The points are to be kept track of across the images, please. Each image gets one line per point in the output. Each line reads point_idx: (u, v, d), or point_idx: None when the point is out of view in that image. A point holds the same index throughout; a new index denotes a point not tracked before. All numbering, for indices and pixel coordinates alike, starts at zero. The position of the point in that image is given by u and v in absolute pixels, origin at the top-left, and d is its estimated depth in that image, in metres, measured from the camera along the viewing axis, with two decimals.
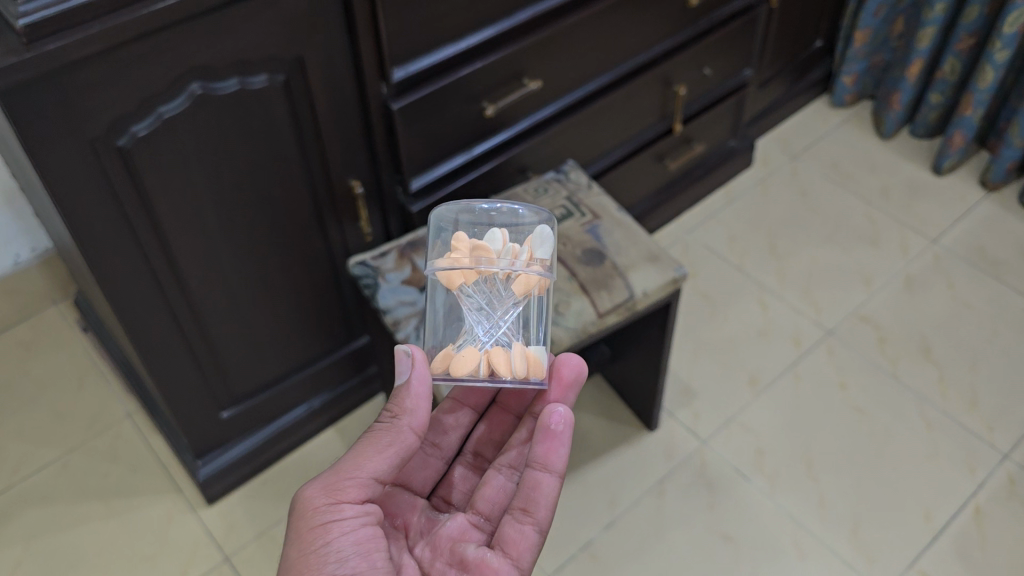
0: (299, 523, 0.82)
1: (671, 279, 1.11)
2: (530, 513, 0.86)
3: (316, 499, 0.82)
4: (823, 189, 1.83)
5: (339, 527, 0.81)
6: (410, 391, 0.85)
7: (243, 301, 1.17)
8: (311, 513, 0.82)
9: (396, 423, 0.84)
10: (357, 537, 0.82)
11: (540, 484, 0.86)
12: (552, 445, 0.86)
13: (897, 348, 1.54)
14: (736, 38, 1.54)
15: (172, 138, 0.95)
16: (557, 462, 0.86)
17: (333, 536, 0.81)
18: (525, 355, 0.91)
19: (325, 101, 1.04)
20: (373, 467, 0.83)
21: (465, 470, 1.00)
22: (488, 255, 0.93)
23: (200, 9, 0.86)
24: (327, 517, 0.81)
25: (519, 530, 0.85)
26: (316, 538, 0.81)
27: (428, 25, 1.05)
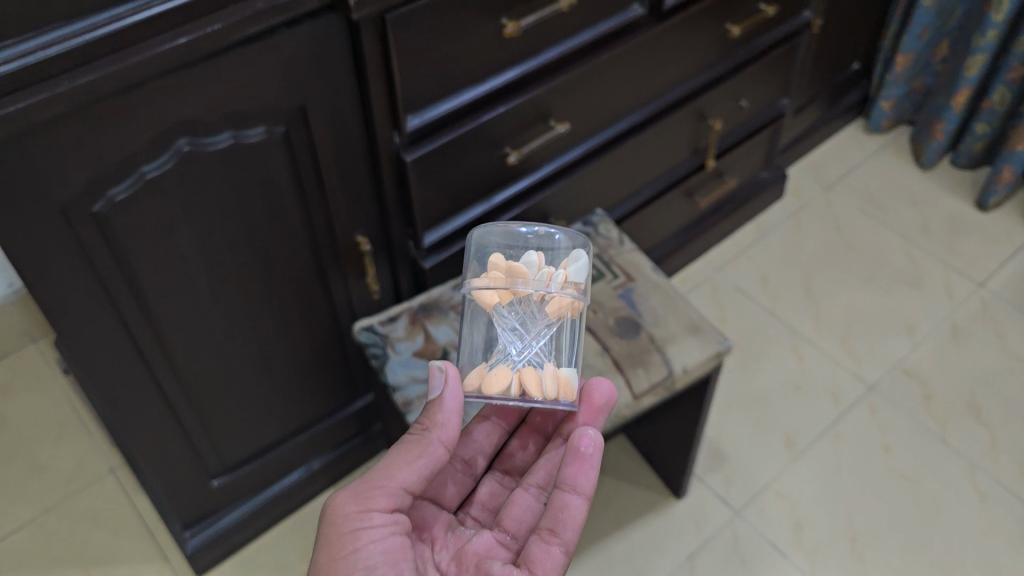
0: (328, 532, 0.77)
1: (715, 353, 1.00)
2: (557, 534, 0.78)
3: (345, 506, 0.77)
4: (860, 223, 1.71)
5: (367, 537, 0.76)
6: (440, 404, 0.80)
7: (237, 366, 1.05)
8: (340, 521, 0.77)
9: (427, 435, 0.80)
10: (385, 547, 0.77)
11: (568, 504, 0.78)
12: (582, 467, 0.79)
13: (943, 409, 1.43)
14: (775, 66, 1.41)
15: (156, 200, 0.83)
16: (586, 484, 0.79)
17: (362, 543, 0.76)
18: (559, 375, 0.83)
19: (329, 153, 0.92)
20: (402, 479, 0.78)
21: (495, 487, 0.92)
22: (522, 276, 0.86)
23: (186, 59, 0.75)
24: (356, 525, 0.76)
25: (544, 549, 0.77)
26: (345, 546, 0.76)
27: (447, 68, 0.92)
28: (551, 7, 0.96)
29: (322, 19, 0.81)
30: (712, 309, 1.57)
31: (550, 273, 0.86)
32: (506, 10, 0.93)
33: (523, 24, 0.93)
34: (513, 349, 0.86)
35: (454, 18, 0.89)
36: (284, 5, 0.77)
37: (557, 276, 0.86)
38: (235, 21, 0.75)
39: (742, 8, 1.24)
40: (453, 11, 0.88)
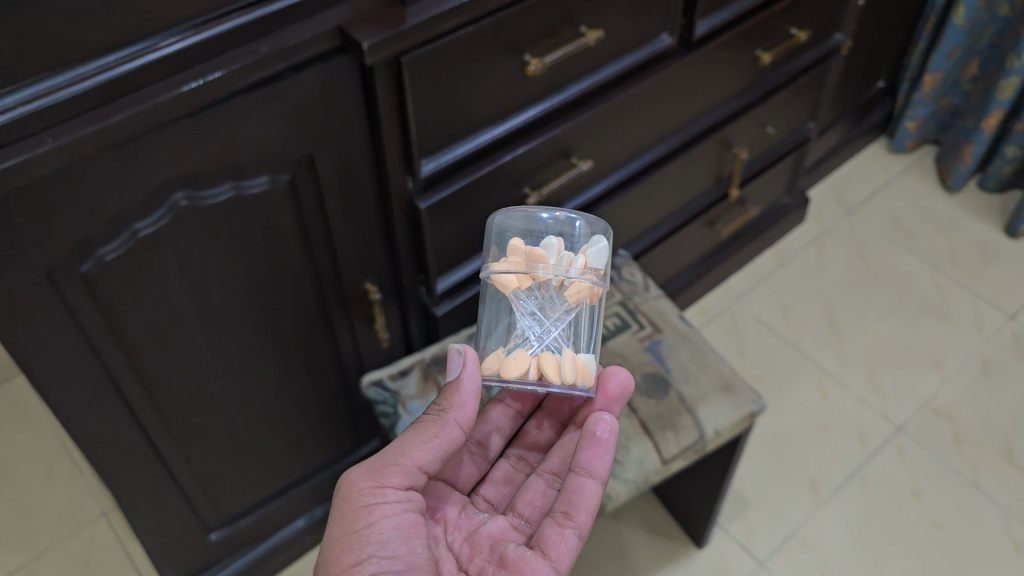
0: (342, 507, 0.75)
1: (748, 413, 0.93)
2: (571, 517, 0.77)
3: (360, 482, 0.75)
4: (885, 249, 1.64)
5: (382, 513, 0.73)
6: (458, 386, 0.79)
7: (238, 420, 0.99)
8: (354, 495, 0.74)
9: (443, 416, 0.78)
10: (399, 522, 0.74)
11: (583, 487, 0.78)
12: (596, 452, 0.78)
13: (975, 450, 1.36)
14: (803, 91, 1.34)
15: (151, 258, 0.76)
16: (601, 469, 0.78)
17: (376, 517, 0.73)
18: (578, 362, 0.81)
19: (337, 201, 0.85)
20: (418, 457, 0.76)
21: (508, 472, 0.90)
22: (542, 261, 0.82)
23: (184, 111, 0.68)
24: (370, 499, 0.74)
25: (558, 533, 0.77)
26: (359, 519, 0.73)
27: (465, 108, 0.86)
28: (578, 41, 0.89)
29: (332, 62, 0.74)
30: (732, 341, 1.50)
31: (570, 261, 0.83)
32: (529, 46, 0.87)
33: (547, 61, 0.87)
34: (531, 334, 0.84)
35: (474, 56, 0.82)
36: (291, 48, 0.71)
37: (576, 262, 0.83)
38: (238, 68, 0.69)
39: (772, 34, 1.17)
40: (474, 49, 0.81)
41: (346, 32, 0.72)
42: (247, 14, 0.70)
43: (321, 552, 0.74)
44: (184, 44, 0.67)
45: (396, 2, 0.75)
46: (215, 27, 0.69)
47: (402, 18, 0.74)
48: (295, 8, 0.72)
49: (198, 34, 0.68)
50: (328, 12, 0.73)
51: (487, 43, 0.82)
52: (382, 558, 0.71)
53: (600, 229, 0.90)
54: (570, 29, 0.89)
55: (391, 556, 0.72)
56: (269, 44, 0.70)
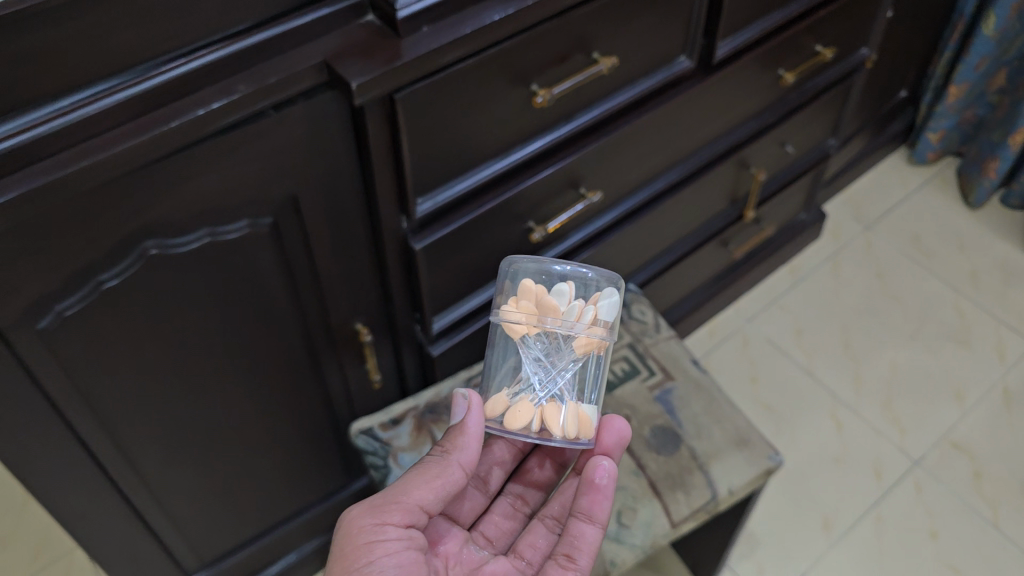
0: (340, 545, 0.69)
1: (765, 471, 0.87)
2: (574, 560, 0.72)
3: (360, 519, 0.70)
4: (903, 269, 1.57)
5: (383, 552, 0.68)
6: (463, 425, 0.74)
7: (217, 465, 0.92)
8: (354, 532, 0.69)
9: (446, 456, 0.73)
10: (400, 561, 0.68)
11: (584, 532, 0.73)
12: (596, 498, 0.73)
13: (995, 488, 1.29)
14: (825, 108, 1.26)
15: (117, 309, 0.70)
16: (601, 515, 0.73)
17: (377, 555, 0.68)
18: (582, 414, 0.76)
19: (323, 242, 0.78)
20: (420, 496, 0.71)
21: (508, 509, 0.85)
22: (552, 313, 0.76)
23: (151, 156, 0.61)
24: (371, 536, 0.69)
25: (559, 574, 0.71)
26: (359, 557, 0.68)
27: (465, 144, 0.78)
28: (589, 69, 0.83)
29: (318, 99, 0.67)
30: (743, 366, 1.44)
31: (580, 314, 0.76)
32: (536, 75, 0.79)
33: (555, 91, 0.81)
34: (535, 380, 0.77)
35: (476, 88, 0.75)
36: (271, 87, 0.63)
37: (587, 315, 0.76)
38: (211, 110, 0.62)
39: (795, 52, 1.09)
40: (475, 80, 0.74)
41: (333, 68, 0.65)
42: (222, 48, 0.62)
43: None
44: (151, 84, 0.60)
45: (390, 32, 0.68)
46: (185, 63, 0.61)
47: (396, 52, 0.66)
48: (277, 40, 0.65)
49: (166, 72, 0.61)
50: (314, 44, 0.66)
51: (489, 74, 0.75)
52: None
53: (614, 280, 0.81)
54: (581, 55, 0.82)
55: None
56: (247, 82, 0.63)
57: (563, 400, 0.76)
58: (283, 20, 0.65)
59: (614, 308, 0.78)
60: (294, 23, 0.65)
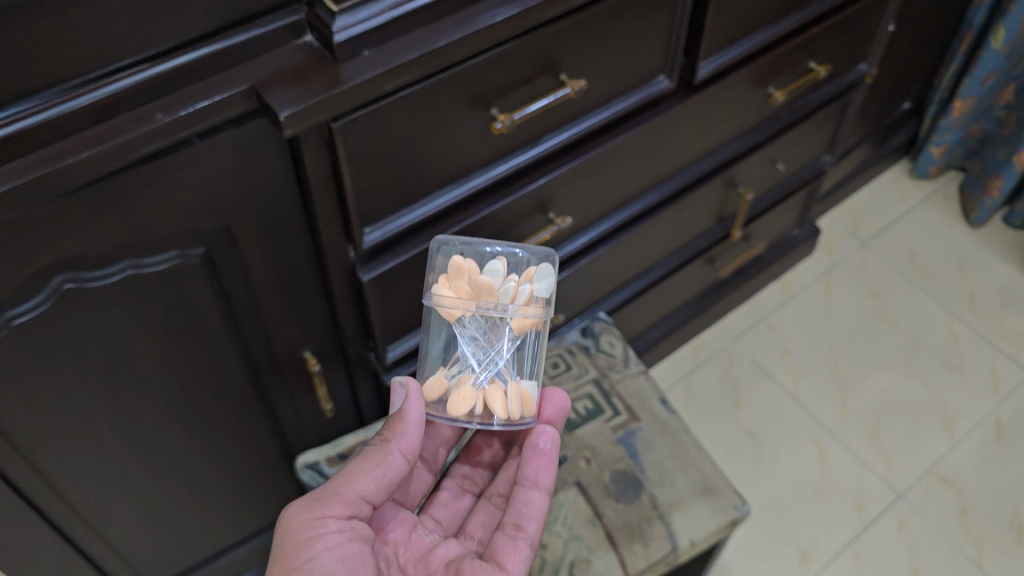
0: (279, 545, 0.65)
1: (730, 521, 0.82)
2: (522, 528, 0.69)
3: (298, 515, 0.65)
4: (898, 289, 1.52)
5: (324, 546, 0.64)
6: (401, 412, 0.70)
7: (161, 497, 0.88)
8: (292, 529, 0.65)
9: (384, 444, 0.69)
10: (343, 553, 0.64)
11: (531, 499, 0.70)
12: (541, 463, 0.72)
13: (981, 526, 1.24)
14: (819, 125, 1.20)
15: (34, 349, 0.64)
16: (547, 480, 0.71)
17: (318, 549, 0.63)
18: (524, 393, 0.73)
19: (264, 272, 0.74)
20: (361, 486, 0.67)
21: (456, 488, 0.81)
22: (487, 294, 0.71)
23: (54, 192, 0.55)
24: (310, 532, 0.64)
25: (507, 544, 0.68)
26: (299, 554, 0.63)
27: (416, 170, 0.74)
28: (556, 91, 0.77)
29: (248, 126, 0.62)
30: (727, 388, 1.39)
31: (514, 296, 0.72)
32: (496, 98, 0.74)
33: (517, 116, 0.75)
34: (474, 363, 0.74)
35: (427, 114, 0.70)
36: (193, 115, 0.58)
37: (521, 295, 0.72)
38: (125, 140, 0.55)
39: (787, 69, 1.03)
40: (426, 106, 0.69)
41: (262, 95, 0.59)
42: (139, 72, 0.56)
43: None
44: (56, 112, 0.54)
45: (328, 56, 0.62)
46: (96, 89, 0.55)
47: (334, 79, 0.61)
48: (201, 63, 0.59)
49: (73, 99, 0.54)
50: (243, 67, 0.61)
51: (442, 99, 0.70)
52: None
53: (548, 256, 0.76)
54: (548, 77, 0.76)
55: None
56: (165, 110, 0.57)
57: (504, 381, 0.73)
58: (209, 41, 0.58)
59: (548, 280, 0.73)
60: (221, 45, 0.59)
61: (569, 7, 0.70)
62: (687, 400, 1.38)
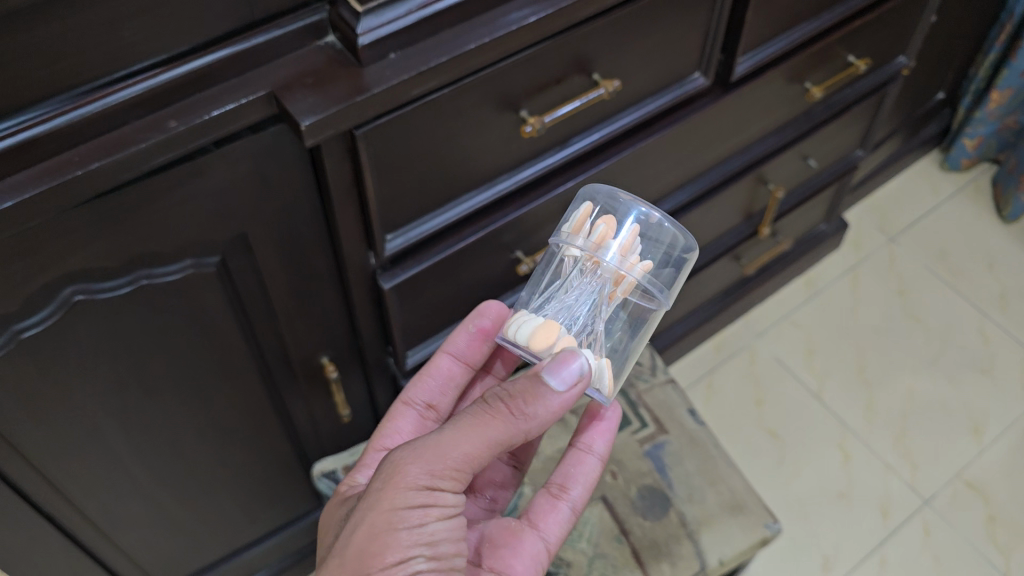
0: (382, 492, 0.53)
1: (760, 540, 0.79)
2: (566, 490, 0.64)
3: (415, 472, 0.53)
4: (926, 287, 1.48)
5: (433, 523, 0.53)
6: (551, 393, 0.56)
7: (175, 504, 0.85)
8: (401, 487, 0.52)
9: (523, 411, 0.55)
10: (452, 531, 0.54)
11: (581, 461, 0.65)
12: (598, 427, 0.67)
13: (1010, 536, 1.21)
14: (853, 121, 1.15)
15: (43, 364, 0.61)
16: (603, 446, 0.66)
17: (431, 523, 0.53)
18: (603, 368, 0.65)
19: (281, 280, 0.71)
20: (482, 455, 0.54)
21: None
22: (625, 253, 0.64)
23: (63, 207, 0.51)
24: (425, 502, 0.52)
25: (548, 504, 0.63)
26: (409, 519, 0.52)
27: (440, 175, 0.70)
28: (589, 92, 0.73)
29: (266, 132, 0.59)
30: (749, 387, 1.36)
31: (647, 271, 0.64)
32: (526, 100, 0.70)
33: (548, 119, 0.71)
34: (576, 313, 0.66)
35: (453, 117, 0.66)
36: (209, 123, 0.54)
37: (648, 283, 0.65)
38: (137, 151, 0.52)
39: (825, 64, 0.98)
40: (453, 109, 0.65)
41: (281, 102, 0.56)
42: (150, 77, 0.53)
43: (345, 537, 0.53)
44: (63, 121, 0.51)
45: (351, 58, 0.59)
46: (105, 96, 0.52)
47: (357, 84, 0.58)
48: (218, 67, 0.55)
49: (80, 107, 0.51)
50: (261, 71, 0.57)
51: (470, 103, 0.66)
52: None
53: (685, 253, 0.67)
54: (580, 78, 0.73)
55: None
56: (179, 118, 0.54)
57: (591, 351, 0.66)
58: (224, 44, 0.55)
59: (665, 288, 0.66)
60: (238, 47, 0.55)
61: (605, 5, 0.66)
62: (709, 399, 1.35)
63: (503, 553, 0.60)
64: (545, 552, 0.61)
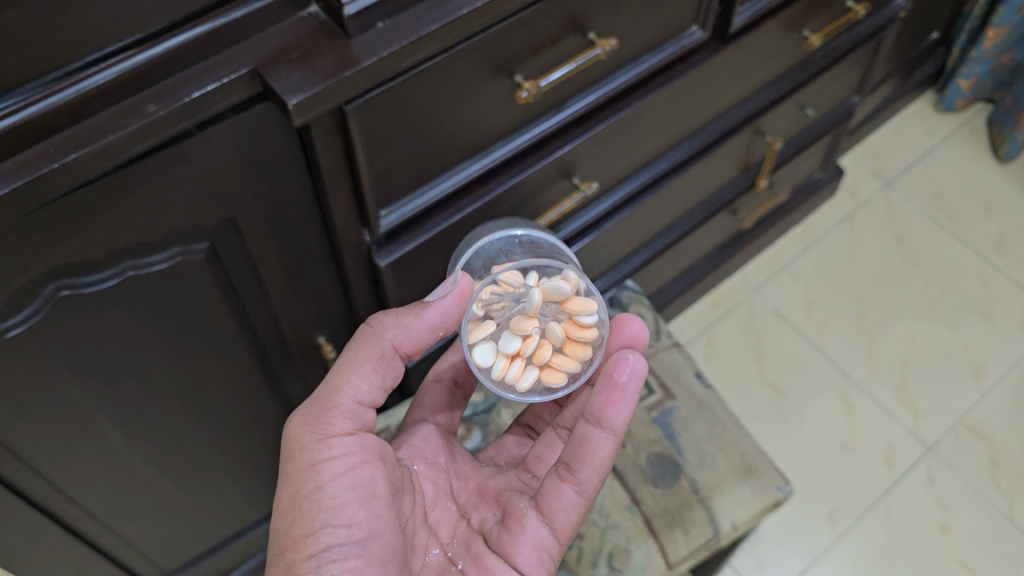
0: (284, 466, 0.61)
1: (772, 501, 0.82)
2: (572, 472, 0.61)
3: (300, 436, 0.61)
4: (923, 232, 1.46)
5: (327, 472, 0.59)
6: (419, 305, 0.65)
7: (178, 490, 0.84)
8: (294, 453, 0.60)
9: (380, 331, 0.63)
10: (354, 481, 0.60)
11: (591, 440, 0.60)
12: (611, 399, 0.60)
13: (1013, 479, 1.22)
14: (851, 67, 1.12)
15: (32, 365, 0.59)
16: (614, 420, 0.60)
17: (326, 478, 0.59)
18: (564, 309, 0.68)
19: (274, 262, 0.68)
20: (357, 392, 0.62)
21: (520, 442, 0.80)
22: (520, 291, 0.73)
23: (41, 202, 0.48)
24: (315, 457, 0.60)
25: (554, 487, 0.62)
26: (306, 483, 0.59)
27: (435, 147, 0.68)
28: (586, 53, 0.70)
29: (251, 112, 0.56)
30: (748, 341, 1.35)
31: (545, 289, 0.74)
32: (520, 64, 0.68)
33: (544, 83, 0.69)
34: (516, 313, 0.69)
35: (446, 88, 0.63)
36: (191, 105, 0.51)
37: None
38: (116, 138, 0.49)
39: (823, 12, 0.95)
40: (446, 80, 0.63)
41: (266, 79, 0.53)
42: (125, 59, 0.49)
43: (272, 519, 0.61)
44: (35, 111, 0.47)
45: (337, 30, 0.56)
46: (78, 81, 0.48)
47: (345, 59, 0.54)
48: (196, 44, 0.52)
49: (53, 95, 0.48)
50: (242, 47, 0.54)
51: (462, 71, 0.63)
52: (339, 529, 0.58)
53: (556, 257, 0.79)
54: (575, 37, 0.70)
55: (347, 524, 0.58)
56: (158, 101, 0.50)
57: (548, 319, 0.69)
58: (201, 20, 0.51)
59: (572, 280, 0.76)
60: (215, 23, 0.52)
61: None
62: (708, 355, 1.33)
63: (507, 539, 0.63)
64: (550, 540, 0.63)
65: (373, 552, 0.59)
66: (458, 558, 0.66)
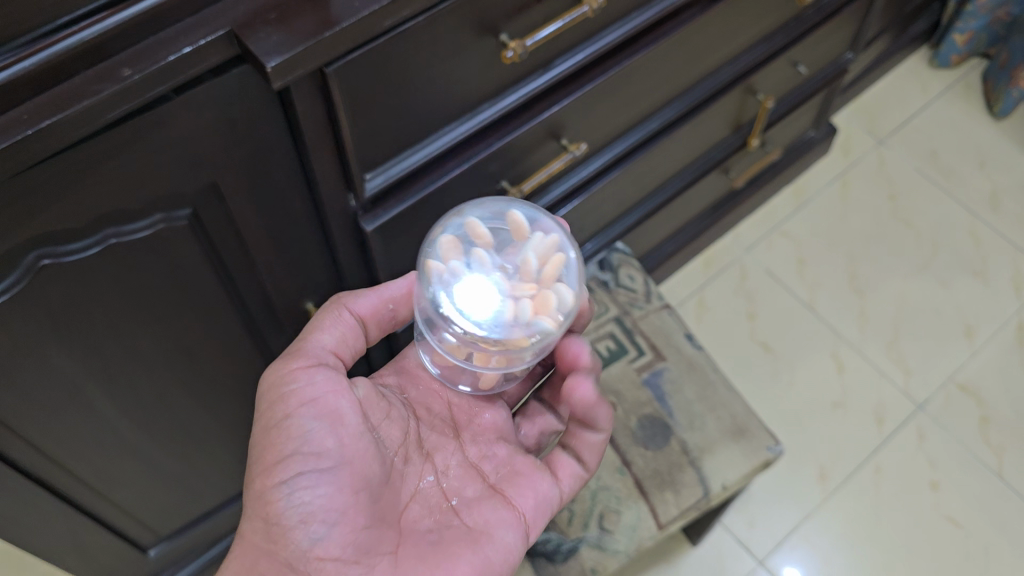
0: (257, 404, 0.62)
1: (762, 462, 0.82)
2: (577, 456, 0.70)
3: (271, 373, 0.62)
4: (916, 190, 1.46)
5: (296, 405, 0.60)
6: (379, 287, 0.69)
7: (168, 454, 0.84)
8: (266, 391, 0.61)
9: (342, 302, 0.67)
10: (320, 411, 0.61)
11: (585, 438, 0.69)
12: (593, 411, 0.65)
13: (1002, 435, 1.23)
14: (844, 23, 1.10)
15: (14, 336, 0.58)
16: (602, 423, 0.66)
17: (295, 408, 0.60)
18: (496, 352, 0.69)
19: (259, 229, 0.68)
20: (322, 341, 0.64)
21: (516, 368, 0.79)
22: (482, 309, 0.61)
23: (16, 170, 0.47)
24: (286, 391, 0.61)
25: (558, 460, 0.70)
26: (276, 416, 0.60)
27: (420, 110, 0.67)
28: (573, 11, 0.70)
29: (230, 75, 0.54)
30: (739, 301, 1.34)
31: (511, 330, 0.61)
32: (506, 24, 0.66)
33: (530, 43, 0.68)
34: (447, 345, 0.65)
35: (431, 48, 0.62)
36: (168, 68, 0.49)
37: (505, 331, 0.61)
38: (91, 104, 0.48)
39: None
40: (430, 39, 0.61)
41: (244, 41, 0.51)
42: (97, 22, 0.48)
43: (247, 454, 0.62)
44: (6, 77, 0.46)
45: None
46: (50, 45, 0.47)
47: (325, 19, 0.53)
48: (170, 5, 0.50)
49: (25, 59, 0.46)
50: (218, 7, 0.52)
51: (446, 31, 0.62)
52: (309, 456, 0.59)
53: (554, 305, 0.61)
54: None
55: (315, 453, 0.59)
56: (133, 65, 0.49)
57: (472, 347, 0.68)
58: None
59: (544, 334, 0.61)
60: None
61: None
62: (700, 316, 1.33)
63: (522, 479, 0.68)
64: (557, 496, 0.68)
65: (343, 478, 0.59)
66: (456, 485, 0.67)
